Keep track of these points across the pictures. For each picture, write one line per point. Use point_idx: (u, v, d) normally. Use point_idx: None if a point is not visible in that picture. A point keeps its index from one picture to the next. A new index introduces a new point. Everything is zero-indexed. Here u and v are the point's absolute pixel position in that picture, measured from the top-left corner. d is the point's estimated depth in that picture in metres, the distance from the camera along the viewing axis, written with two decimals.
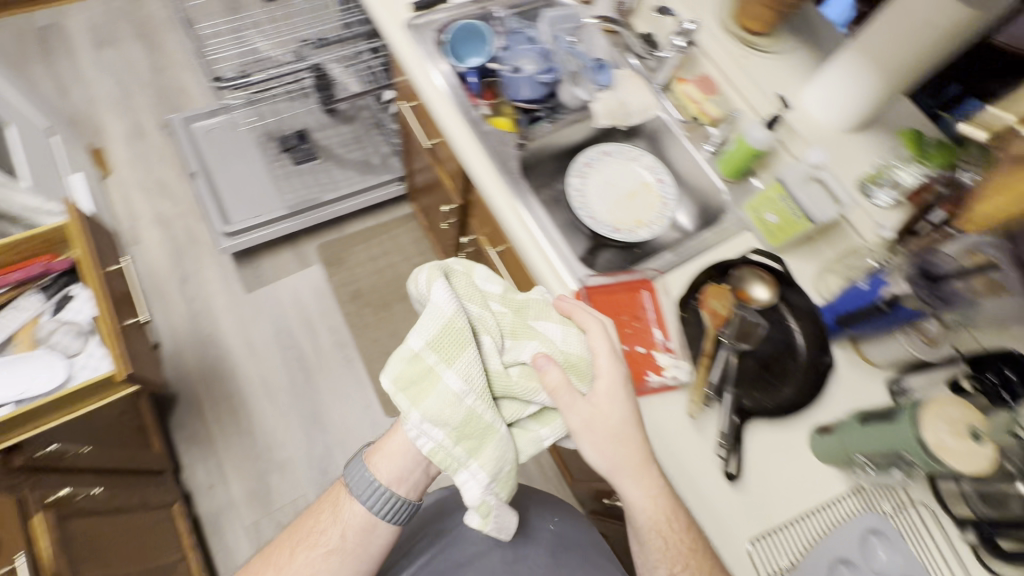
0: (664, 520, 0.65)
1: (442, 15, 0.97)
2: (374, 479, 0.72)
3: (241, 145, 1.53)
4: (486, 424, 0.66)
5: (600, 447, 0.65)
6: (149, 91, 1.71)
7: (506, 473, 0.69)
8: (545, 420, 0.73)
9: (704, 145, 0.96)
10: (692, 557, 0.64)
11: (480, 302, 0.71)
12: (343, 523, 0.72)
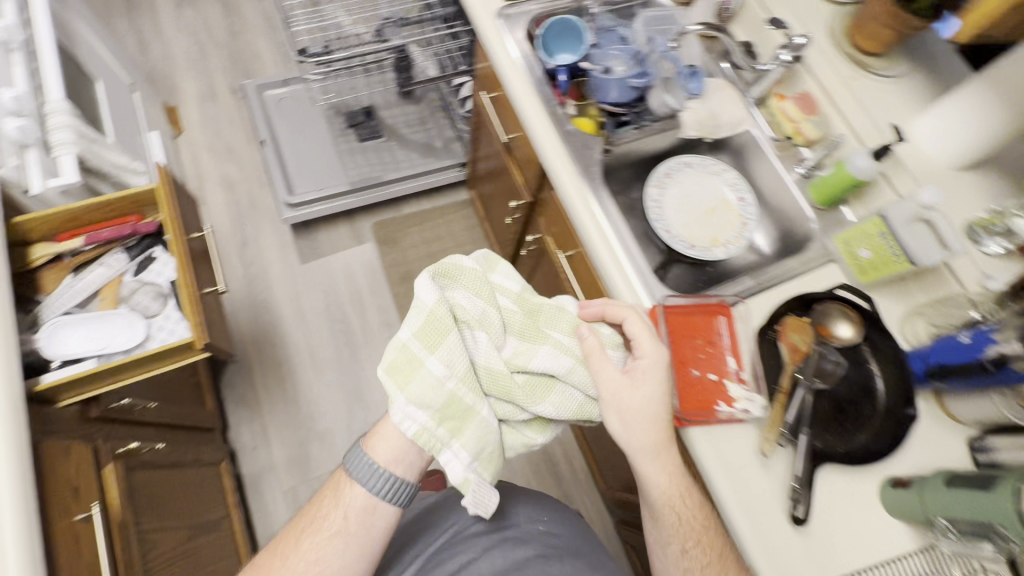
0: (677, 496, 0.68)
1: (535, 7, 0.96)
2: (371, 460, 0.71)
3: (309, 116, 1.54)
4: (477, 411, 0.69)
5: (624, 420, 0.69)
6: (224, 54, 1.73)
7: (489, 453, 0.70)
8: (536, 425, 0.75)
9: (796, 167, 0.91)
10: (703, 535, 0.68)
11: (487, 297, 0.72)
12: (346, 505, 0.71)
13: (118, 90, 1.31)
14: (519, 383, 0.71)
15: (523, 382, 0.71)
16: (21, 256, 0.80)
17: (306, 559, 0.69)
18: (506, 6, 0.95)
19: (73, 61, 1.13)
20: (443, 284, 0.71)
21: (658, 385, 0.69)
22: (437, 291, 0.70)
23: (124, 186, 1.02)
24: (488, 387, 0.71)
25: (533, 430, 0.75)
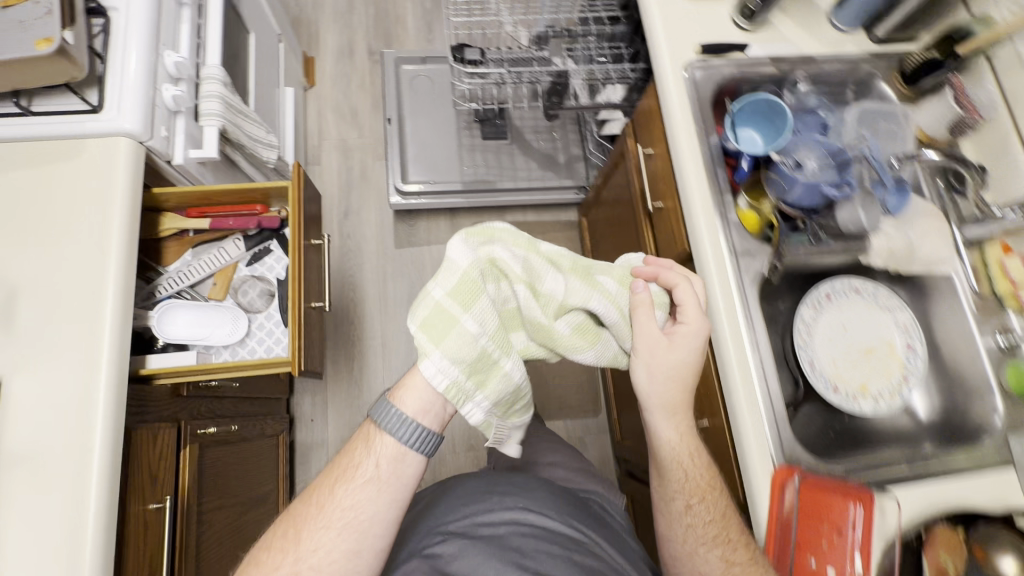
0: (687, 455, 0.68)
1: (730, 68, 0.83)
2: (404, 405, 0.59)
3: (439, 100, 1.48)
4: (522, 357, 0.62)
5: (652, 375, 0.67)
6: (370, 13, 1.70)
7: (514, 398, 0.62)
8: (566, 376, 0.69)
9: (995, 335, 0.76)
10: (708, 493, 0.68)
11: (525, 249, 0.64)
12: (377, 451, 0.59)
13: (267, 39, 1.30)
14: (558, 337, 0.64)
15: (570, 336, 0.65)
16: (151, 222, 0.80)
17: (339, 508, 0.57)
18: (697, 62, 0.83)
19: (236, 10, 1.12)
20: (478, 243, 0.61)
21: (694, 353, 0.66)
22: (469, 250, 0.60)
23: (255, 157, 1.01)
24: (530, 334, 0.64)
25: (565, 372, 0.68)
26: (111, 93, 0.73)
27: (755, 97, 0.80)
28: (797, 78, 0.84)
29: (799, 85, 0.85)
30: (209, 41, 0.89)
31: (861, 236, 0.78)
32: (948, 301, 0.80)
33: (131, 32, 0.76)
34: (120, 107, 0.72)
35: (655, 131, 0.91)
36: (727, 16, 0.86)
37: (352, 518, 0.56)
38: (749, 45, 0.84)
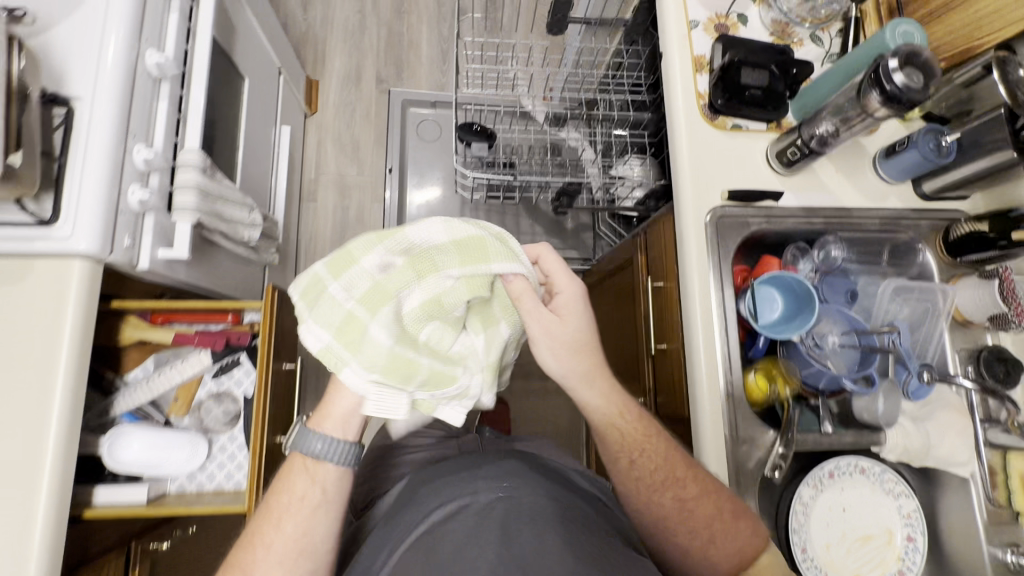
0: (615, 415, 0.65)
1: (760, 219, 0.75)
2: (324, 429, 0.58)
3: (446, 149, 1.40)
4: (445, 298, 0.56)
5: (557, 354, 0.62)
6: (382, 35, 1.59)
7: (400, 358, 0.54)
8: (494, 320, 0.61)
9: (1006, 550, 0.71)
10: (646, 444, 0.65)
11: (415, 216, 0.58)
12: (303, 472, 0.57)
13: (264, 77, 1.20)
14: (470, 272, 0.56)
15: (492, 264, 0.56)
16: (110, 331, 0.74)
17: (274, 531, 0.55)
18: (720, 210, 0.75)
19: (230, 60, 1.02)
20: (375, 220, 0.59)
21: (582, 316, 0.62)
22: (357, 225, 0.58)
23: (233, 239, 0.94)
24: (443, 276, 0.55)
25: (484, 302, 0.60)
26: (67, 202, 0.65)
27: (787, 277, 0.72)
28: (829, 239, 0.76)
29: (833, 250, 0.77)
30: (190, 123, 0.80)
31: (876, 428, 0.72)
32: (959, 500, 0.75)
33: (94, 129, 0.67)
34: (75, 221, 0.64)
35: (669, 260, 0.84)
36: (762, 156, 0.78)
37: (288, 538, 0.55)
38: (782, 194, 0.76)
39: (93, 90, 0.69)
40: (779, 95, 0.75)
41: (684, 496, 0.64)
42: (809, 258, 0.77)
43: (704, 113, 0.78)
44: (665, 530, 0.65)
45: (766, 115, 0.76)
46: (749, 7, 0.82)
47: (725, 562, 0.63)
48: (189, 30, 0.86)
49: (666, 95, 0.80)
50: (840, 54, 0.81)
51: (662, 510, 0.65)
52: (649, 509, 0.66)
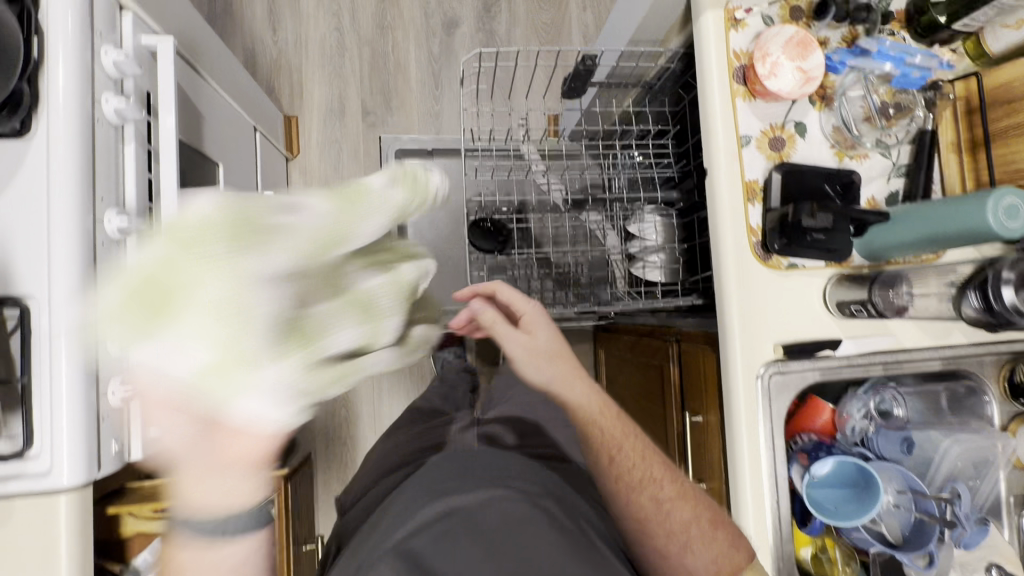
0: (598, 410, 0.65)
1: (817, 370, 0.69)
2: (220, 454, 0.38)
3: (447, 204, 1.27)
4: (237, 268, 0.33)
5: (537, 365, 0.66)
6: (364, 55, 1.40)
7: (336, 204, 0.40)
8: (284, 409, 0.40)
9: None
10: (624, 437, 0.65)
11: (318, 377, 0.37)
12: (186, 487, 0.41)
13: (240, 146, 1.05)
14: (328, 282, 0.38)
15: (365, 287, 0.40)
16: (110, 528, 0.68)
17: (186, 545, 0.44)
18: (776, 367, 0.68)
19: (201, 153, 0.88)
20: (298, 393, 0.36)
21: (546, 326, 0.68)
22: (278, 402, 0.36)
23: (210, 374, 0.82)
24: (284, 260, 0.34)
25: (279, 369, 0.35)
26: (40, 428, 0.57)
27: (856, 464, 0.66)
28: (881, 386, 0.72)
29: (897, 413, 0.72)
30: None
31: None
32: None
33: (56, 332, 0.58)
34: (54, 453, 0.57)
35: (710, 395, 0.78)
36: (820, 298, 0.69)
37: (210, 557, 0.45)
38: (841, 342, 0.69)
39: (49, 284, 0.58)
40: (846, 238, 0.66)
41: (663, 494, 0.63)
42: (862, 402, 0.72)
43: (757, 254, 0.68)
44: (647, 534, 0.63)
45: (827, 257, 0.67)
46: (807, 111, 0.70)
47: (700, 566, 0.61)
48: (150, 153, 0.73)
49: (711, 225, 0.70)
50: (909, 167, 0.70)
51: (643, 511, 0.62)
52: (626, 508, 0.63)
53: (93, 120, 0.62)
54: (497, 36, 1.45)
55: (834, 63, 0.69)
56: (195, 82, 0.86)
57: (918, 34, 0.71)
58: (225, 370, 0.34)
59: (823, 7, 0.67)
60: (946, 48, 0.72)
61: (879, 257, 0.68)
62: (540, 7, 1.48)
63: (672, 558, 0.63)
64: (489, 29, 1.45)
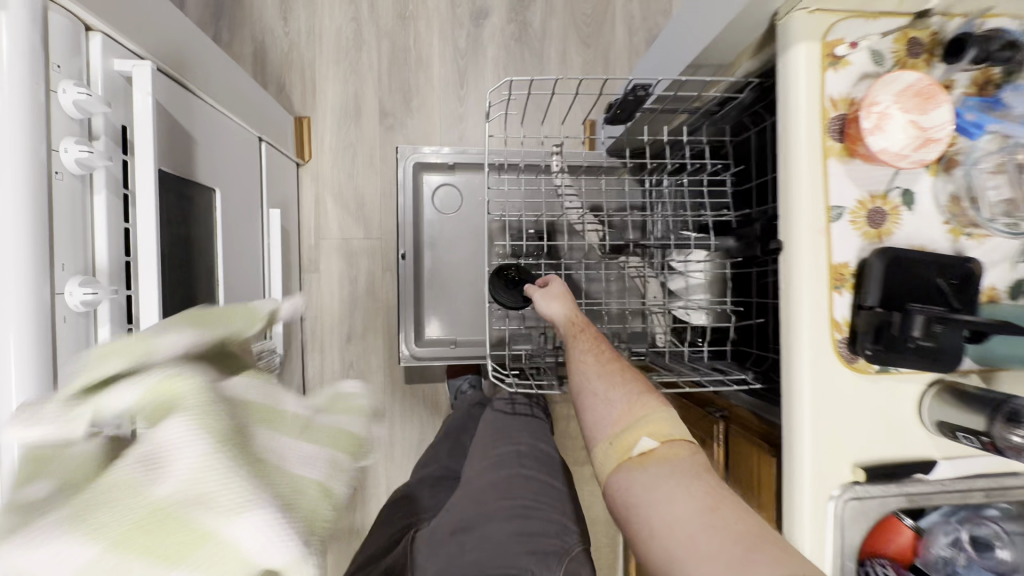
0: (574, 316, 0.72)
1: (903, 498, 0.57)
2: None
3: (468, 222, 1.15)
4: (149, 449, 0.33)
5: (549, 295, 0.75)
6: (383, 48, 1.27)
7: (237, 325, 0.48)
8: (309, 536, 0.34)
9: None
10: (583, 333, 0.70)
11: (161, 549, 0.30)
12: None
13: (242, 162, 0.94)
14: (147, 455, 0.33)
15: (218, 450, 0.33)
16: None
17: None
18: (853, 492, 0.56)
19: (193, 182, 0.78)
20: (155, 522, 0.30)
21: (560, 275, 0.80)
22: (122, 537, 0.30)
23: None
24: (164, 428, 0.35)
25: (246, 506, 0.32)
26: None
27: None
28: (979, 512, 0.60)
29: (996, 551, 0.60)
30: None
31: None
32: None
33: None
34: None
35: (765, 498, 0.66)
36: (914, 410, 0.56)
37: None
38: (935, 464, 0.57)
39: None
40: (959, 343, 0.53)
41: (604, 356, 0.66)
42: (951, 530, 0.61)
43: (841, 355, 0.56)
44: (582, 381, 0.64)
45: (931, 366, 0.54)
46: (918, 177, 0.56)
47: (616, 409, 0.58)
48: (127, 198, 0.64)
49: (785, 316, 0.57)
50: None
51: (583, 363, 0.65)
52: (574, 362, 0.66)
53: (50, 174, 0.53)
54: (531, 28, 1.29)
55: (967, 123, 0.54)
56: (186, 102, 0.75)
57: None
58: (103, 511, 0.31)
59: (957, 48, 0.53)
60: None
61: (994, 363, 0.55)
62: None
63: (595, 403, 0.60)
64: (522, 21, 1.29)
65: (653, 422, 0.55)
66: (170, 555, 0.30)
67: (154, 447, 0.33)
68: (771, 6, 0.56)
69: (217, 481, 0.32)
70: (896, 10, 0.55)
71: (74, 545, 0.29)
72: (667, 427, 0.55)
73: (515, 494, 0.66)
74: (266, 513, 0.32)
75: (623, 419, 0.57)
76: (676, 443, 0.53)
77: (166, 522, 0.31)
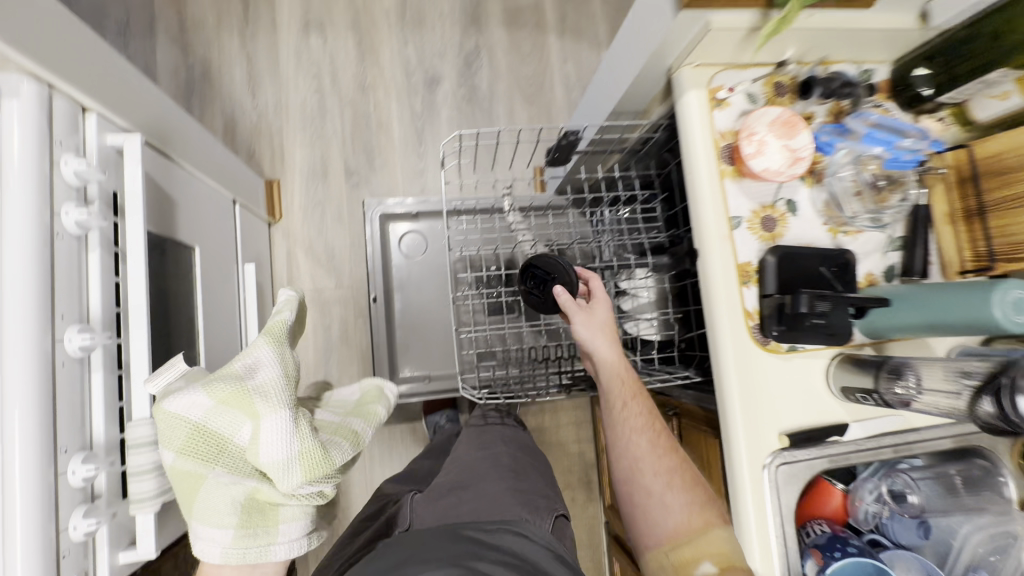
0: (622, 371, 0.72)
1: (827, 458, 0.66)
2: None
3: (435, 266, 1.23)
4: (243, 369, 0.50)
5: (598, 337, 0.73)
6: (346, 115, 1.39)
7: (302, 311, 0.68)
8: (305, 466, 0.47)
9: None
10: (631, 400, 0.71)
11: (218, 441, 0.49)
12: None
13: (218, 222, 1.02)
14: (247, 365, 0.51)
15: (278, 377, 0.50)
16: None
17: None
18: (782, 457, 0.64)
19: (173, 240, 0.85)
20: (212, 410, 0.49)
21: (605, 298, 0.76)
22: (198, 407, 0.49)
23: None
24: (269, 354, 0.52)
25: (281, 409, 0.48)
26: None
27: (859, 562, 0.63)
28: (898, 469, 0.69)
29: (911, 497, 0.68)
30: (137, 384, 0.66)
31: None
32: None
33: (13, 465, 0.54)
34: None
35: (716, 477, 0.74)
36: (823, 380, 0.66)
37: None
38: (848, 426, 0.66)
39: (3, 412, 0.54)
40: (846, 319, 0.63)
41: (659, 443, 0.69)
42: (873, 486, 0.69)
43: (755, 338, 0.66)
44: (631, 470, 0.68)
45: (829, 340, 0.65)
46: (797, 189, 0.68)
47: (671, 516, 0.64)
48: (117, 254, 0.70)
49: (706, 311, 0.68)
50: (905, 239, 0.69)
51: (637, 450, 0.69)
52: (624, 444, 0.70)
53: (52, 234, 0.59)
54: (480, 91, 1.45)
55: (823, 142, 0.68)
56: (168, 170, 0.83)
57: (903, 105, 0.72)
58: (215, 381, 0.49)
59: (807, 87, 0.67)
60: (931, 116, 0.71)
61: (881, 337, 0.65)
62: (521, 61, 1.48)
63: (649, 502, 0.66)
64: (471, 85, 1.45)
65: (714, 545, 0.60)
66: (246, 419, 0.48)
67: (254, 361, 0.51)
68: (665, 63, 0.70)
69: (277, 388, 0.49)
70: (762, 62, 0.69)
71: (201, 390, 0.49)
72: (726, 552, 0.60)
73: (503, 463, 0.67)
74: (285, 419, 0.47)
75: (677, 531, 0.63)
76: (736, 567, 0.59)
77: (240, 398, 0.48)
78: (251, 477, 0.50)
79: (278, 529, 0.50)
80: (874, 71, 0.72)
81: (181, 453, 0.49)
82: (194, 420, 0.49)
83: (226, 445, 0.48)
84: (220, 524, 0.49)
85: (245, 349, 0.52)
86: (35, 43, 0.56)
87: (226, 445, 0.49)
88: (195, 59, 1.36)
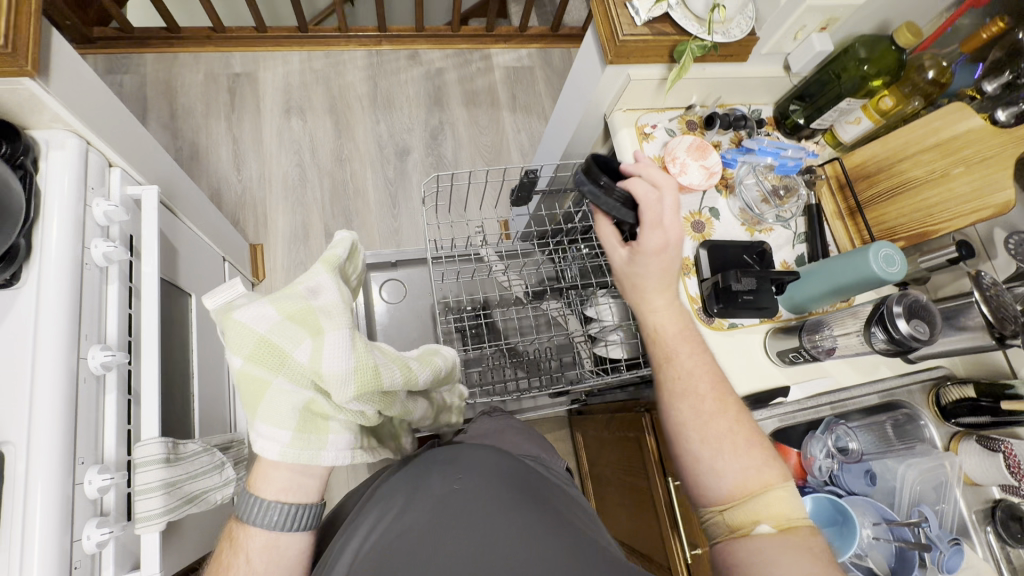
0: (661, 330, 0.68)
1: (776, 419, 0.76)
2: (264, 492, 0.47)
3: (416, 309, 1.32)
4: (304, 290, 0.50)
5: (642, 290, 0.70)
6: (325, 184, 1.53)
7: (356, 262, 0.62)
8: (360, 382, 0.46)
9: None
10: (670, 360, 0.66)
11: (278, 353, 0.47)
12: (244, 545, 0.47)
13: (211, 274, 1.09)
14: (309, 289, 0.50)
15: (335, 301, 0.50)
16: None
17: None
18: None
19: (175, 286, 0.92)
20: (275, 324, 0.48)
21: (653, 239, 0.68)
22: (261, 320, 0.48)
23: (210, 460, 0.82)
24: (328, 279, 0.52)
25: (341, 326, 0.49)
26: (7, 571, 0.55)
27: (813, 502, 0.71)
28: (835, 425, 0.80)
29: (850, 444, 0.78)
30: (145, 406, 0.70)
31: None
32: None
33: (34, 474, 0.57)
34: None
35: None
36: (762, 351, 0.78)
37: None
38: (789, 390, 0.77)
39: (30, 426, 0.58)
40: (771, 295, 0.76)
41: (704, 407, 0.62)
42: (821, 442, 0.79)
43: (701, 317, 0.78)
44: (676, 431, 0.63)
45: (761, 313, 0.77)
46: (716, 198, 0.85)
47: (725, 478, 0.59)
48: (131, 290, 0.76)
49: None
50: (807, 233, 0.84)
51: (681, 416, 0.63)
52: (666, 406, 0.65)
53: (82, 265, 0.67)
54: (445, 158, 1.64)
55: (729, 160, 0.85)
56: (173, 223, 0.91)
57: (788, 133, 0.91)
58: (282, 296, 0.49)
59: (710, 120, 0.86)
60: (811, 140, 0.91)
61: (802, 310, 0.78)
62: (480, 133, 1.69)
63: (697, 466, 0.61)
64: (437, 153, 1.63)
65: (773, 505, 0.56)
66: (307, 336, 0.48)
67: (316, 284, 0.51)
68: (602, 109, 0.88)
69: (339, 311, 0.50)
70: (675, 106, 0.88)
71: (267, 304, 0.49)
72: (787, 513, 0.55)
73: (520, 427, 0.70)
74: (344, 337, 0.48)
75: (733, 493, 0.58)
76: (797, 528, 0.54)
77: (305, 315, 0.48)
78: (308, 389, 0.48)
79: (326, 441, 0.48)
80: (761, 110, 0.92)
81: (242, 364, 0.47)
82: (260, 332, 0.48)
83: (285, 359, 0.47)
84: (278, 427, 0.47)
85: (303, 275, 0.52)
86: (81, 106, 0.68)
87: (285, 360, 0.47)
88: (184, 141, 1.50)
